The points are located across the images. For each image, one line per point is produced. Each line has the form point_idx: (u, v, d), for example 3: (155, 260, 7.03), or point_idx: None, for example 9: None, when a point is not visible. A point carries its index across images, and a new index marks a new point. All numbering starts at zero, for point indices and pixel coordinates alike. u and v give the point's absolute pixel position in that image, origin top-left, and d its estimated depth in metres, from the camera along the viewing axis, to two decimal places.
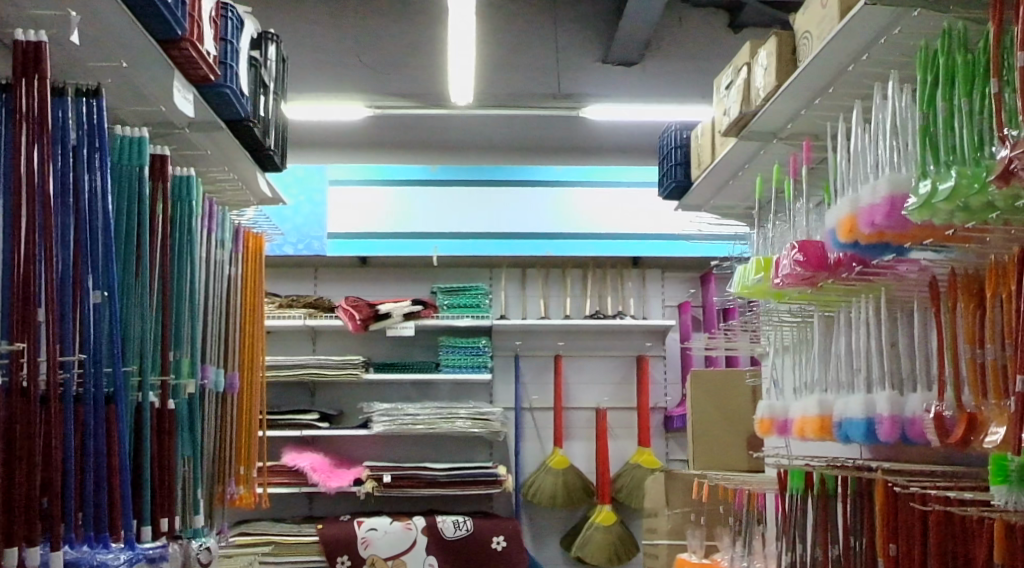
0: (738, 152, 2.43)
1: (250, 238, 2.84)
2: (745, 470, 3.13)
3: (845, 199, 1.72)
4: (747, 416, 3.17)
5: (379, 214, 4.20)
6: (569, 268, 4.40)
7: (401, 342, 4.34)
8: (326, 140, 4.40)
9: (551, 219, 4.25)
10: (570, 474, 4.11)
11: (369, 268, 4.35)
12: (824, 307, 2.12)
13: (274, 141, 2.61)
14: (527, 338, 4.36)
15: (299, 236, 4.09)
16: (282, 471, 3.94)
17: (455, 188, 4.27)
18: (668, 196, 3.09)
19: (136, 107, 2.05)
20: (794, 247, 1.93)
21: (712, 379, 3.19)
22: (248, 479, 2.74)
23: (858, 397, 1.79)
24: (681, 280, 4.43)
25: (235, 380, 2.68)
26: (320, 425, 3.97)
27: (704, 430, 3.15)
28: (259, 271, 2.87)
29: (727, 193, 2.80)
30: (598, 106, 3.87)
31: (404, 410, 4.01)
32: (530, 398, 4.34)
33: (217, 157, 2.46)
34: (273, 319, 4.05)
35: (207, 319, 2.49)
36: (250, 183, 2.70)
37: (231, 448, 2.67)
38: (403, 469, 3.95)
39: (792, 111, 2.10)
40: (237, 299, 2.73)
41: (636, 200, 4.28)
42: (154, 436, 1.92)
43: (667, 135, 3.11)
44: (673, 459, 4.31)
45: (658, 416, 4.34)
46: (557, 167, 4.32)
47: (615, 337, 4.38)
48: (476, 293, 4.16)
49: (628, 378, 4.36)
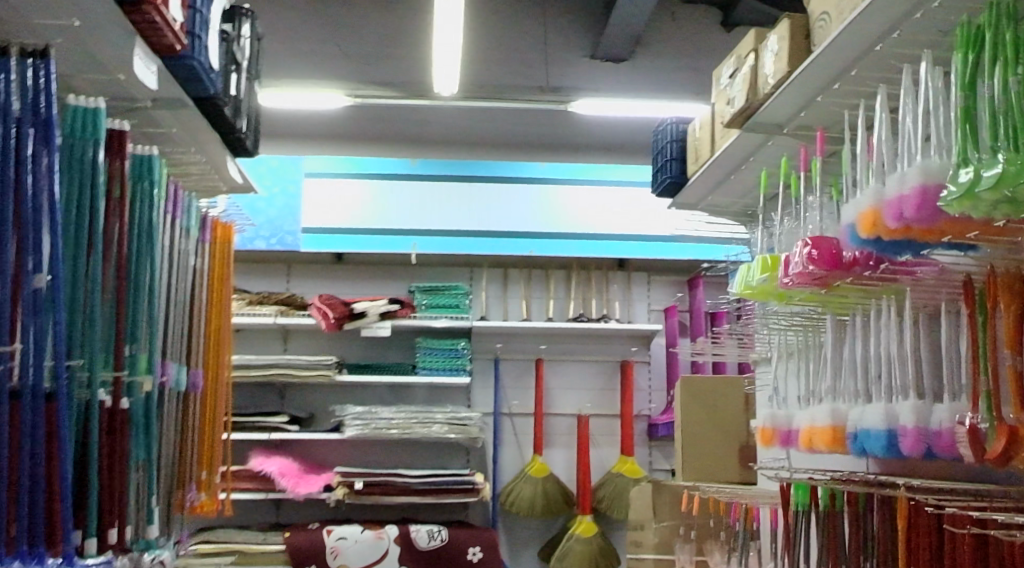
0: (742, 145, 2.29)
1: (218, 226, 2.67)
2: (736, 482, 2.97)
3: (869, 189, 1.60)
4: (740, 424, 3.02)
5: (354, 208, 4.03)
6: (552, 269, 4.24)
7: (377, 343, 4.17)
8: (303, 132, 4.23)
9: (535, 217, 4.09)
10: (549, 483, 3.94)
11: (344, 266, 4.17)
12: (836, 311, 1.96)
13: (245, 122, 2.45)
14: (507, 340, 4.20)
15: (272, 229, 3.93)
16: (248, 476, 3.75)
17: (435, 183, 4.11)
18: (662, 192, 2.94)
19: (92, 75, 1.87)
20: (805, 244, 1.79)
21: (704, 386, 3.03)
22: (210, 484, 2.60)
23: (878, 406, 1.64)
24: (667, 284, 4.29)
25: (198, 379, 2.52)
26: (290, 428, 3.80)
27: (695, 441, 2.99)
28: (226, 263, 2.70)
29: (726, 189, 2.65)
30: (586, 100, 3.72)
31: (377, 413, 3.84)
32: (509, 403, 4.18)
33: (183, 140, 2.29)
34: (242, 316, 3.87)
35: (169, 313, 2.31)
36: (221, 170, 2.53)
37: (192, 452, 2.50)
38: (375, 475, 3.78)
39: (806, 99, 1.96)
40: (202, 292, 2.56)
41: (623, 200, 4.14)
42: (105, 438, 1.75)
43: (662, 129, 2.96)
44: (656, 469, 4.17)
45: (641, 423, 4.20)
46: (542, 164, 4.16)
47: (599, 341, 4.22)
48: (456, 293, 4.01)
49: (611, 384, 4.21)
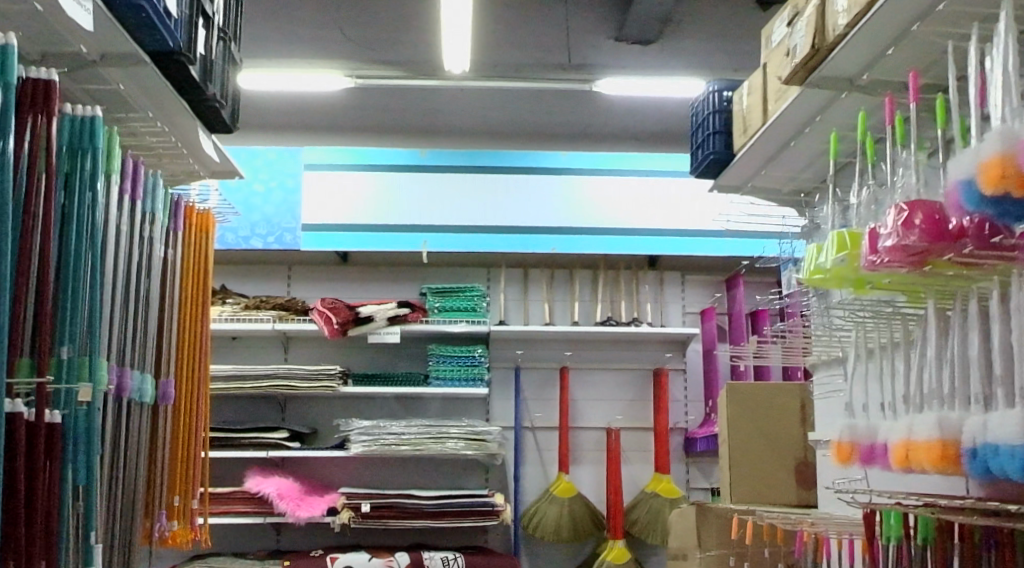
0: (804, 105, 1.91)
1: (194, 216, 2.34)
2: (795, 504, 2.57)
3: (992, 132, 1.26)
4: (796, 438, 2.62)
5: (355, 203, 3.67)
6: (577, 268, 3.87)
7: (385, 352, 3.81)
8: (302, 124, 3.88)
9: (561, 211, 3.72)
10: (576, 504, 3.57)
11: (349, 268, 3.82)
12: (939, 298, 1.57)
13: (218, 88, 2.10)
14: (529, 347, 3.84)
15: (269, 227, 3.60)
16: (244, 499, 3.40)
17: (447, 174, 3.74)
18: (703, 172, 2.55)
19: (6, 6, 1.53)
20: (901, 210, 1.44)
21: (749, 396, 2.66)
22: (186, 512, 2.24)
23: (1011, 414, 1.27)
24: (703, 285, 3.91)
25: (171, 389, 2.18)
26: (290, 445, 3.45)
27: (745, 459, 2.60)
28: (203, 257, 2.36)
29: (780, 165, 2.27)
30: (614, 78, 3.34)
31: (386, 428, 3.48)
32: (531, 416, 3.80)
33: (141, 105, 1.94)
34: (237, 322, 3.54)
35: (127, 310, 1.97)
36: (193, 146, 2.18)
37: (162, 474, 2.16)
38: (383, 497, 3.41)
39: (898, 31, 1.58)
40: (173, 288, 2.23)
41: (655, 191, 3.76)
42: (21, 463, 1.41)
43: (699, 103, 2.59)
44: (694, 487, 3.77)
45: (677, 437, 3.81)
46: (565, 154, 3.79)
47: (629, 347, 3.85)
48: (472, 295, 3.65)
49: (643, 395, 3.83)
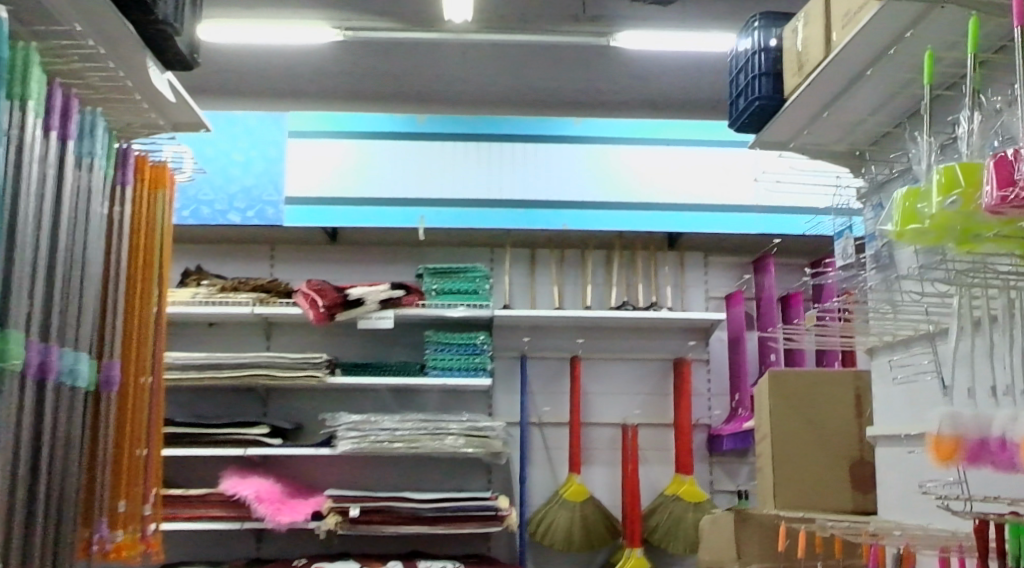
0: (888, 22, 1.55)
1: (147, 169, 1.97)
2: (850, 511, 2.19)
3: None
4: (849, 432, 2.24)
5: (337, 174, 3.30)
6: (590, 248, 3.51)
7: (378, 340, 3.44)
8: (288, 90, 3.51)
9: (573, 183, 3.35)
10: (589, 508, 3.21)
11: (339, 248, 3.46)
12: None
13: (172, 9, 1.74)
14: (536, 335, 3.47)
15: (248, 200, 3.24)
16: (219, 502, 3.04)
17: (448, 142, 3.37)
18: (744, 126, 2.18)
19: None
20: None
21: (797, 382, 2.29)
22: (132, 519, 1.88)
23: None
24: (728, 268, 3.55)
25: (116, 373, 1.82)
26: (271, 442, 3.09)
27: (789, 456, 2.24)
28: (160, 219, 2.00)
29: (844, 108, 1.90)
30: (637, 31, 2.99)
31: (377, 423, 3.12)
32: (539, 411, 3.44)
33: (69, 18, 1.58)
34: (212, 306, 3.17)
35: (57, 273, 1.63)
36: (144, 86, 1.82)
37: (105, 475, 1.80)
38: (375, 500, 3.05)
39: None
40: (120, 252, 1.87)
41: (678, 162, 3.39)
42: None
43: (737, 48, 2.24)
44: (719, 490, 3.40)
45: (700, 434, 3.44)
46: (578, 122, 3.42)
47: (646, 335, 3.49)
48: (474, 276, 3.29)
49: (662, 388, 3.47)
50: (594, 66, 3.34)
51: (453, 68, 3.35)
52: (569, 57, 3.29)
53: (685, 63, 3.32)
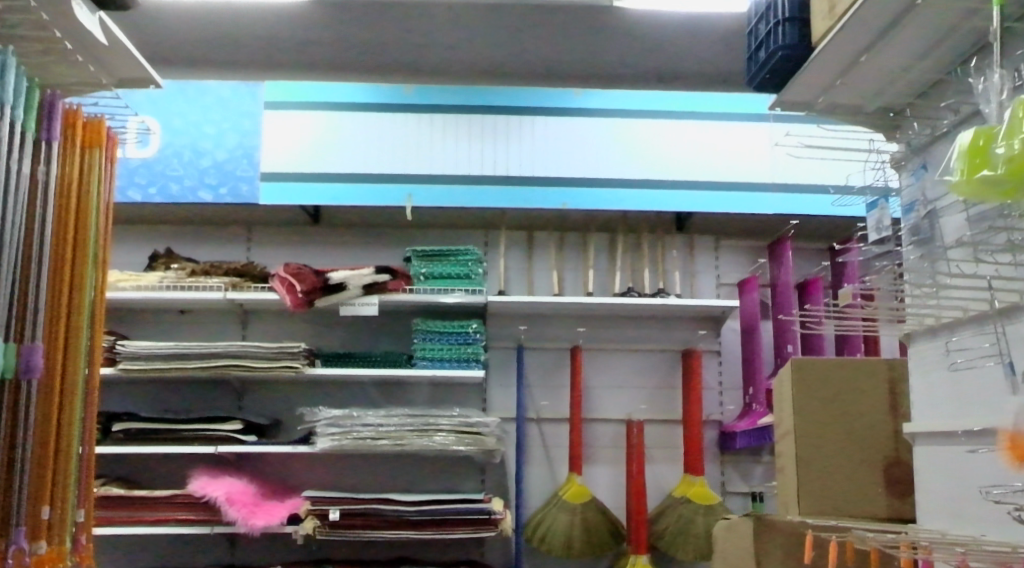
0: None
1: (82, 126, 1.71)
2: (882, 519, 1.94)
3: None
4: (881, 430, 1.98)
5: (317, 148, 3.05)
6: (591, 230, 3.25)
7: (363, 329, 3.19)
8: (267, 59, 3.26)
9: (574, 159, 3.09)
10: (591, 511, 2.95)
11: (320, 230, 3.21)
12: None
13: None
14: (533, 324, 3.22)
15: (220, 176, 3.01)
16: (187, 504, 2.78)
17: (438, 114, 3.11)
18: (766, 84, 1.90)
19: None
20: None
21: (823, 373, 2.02)
22: (58, 528, 1.63)
23: None
24: (741, 251, 3.29)
25: (38, 359, 1.57)
26: (244, 439, 2.84)
27: (813, 460, 1.99)
28: (97, 183, 1.74)
29: (885, 52, 1.64)
30: None
31: (359, 419, 2.86)
32: (536, 406, 3.18)
33: None
34: (181, 291, 2.91)
35: None
36: (69, 23, 1.57)
37: (22, 478, 1.55)
38: (357, 503, 2.80)
39: None
40: (44, 221, 1.61)
41: (687, 137, 3.12)
42: None
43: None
44: (732, 492, 3.15)
45: (711, 432, 3.19)
46: (579, 92, 3.15)
47: (653, 324, 3.23)
48: (466, 259, 3.02)
49: (670, 381, 3.21)
50: (598, 32, 3.08)
51: (444, 34, 3.09)
52: (569, 23, 3.03)
53: (696, 29, 3.05)
